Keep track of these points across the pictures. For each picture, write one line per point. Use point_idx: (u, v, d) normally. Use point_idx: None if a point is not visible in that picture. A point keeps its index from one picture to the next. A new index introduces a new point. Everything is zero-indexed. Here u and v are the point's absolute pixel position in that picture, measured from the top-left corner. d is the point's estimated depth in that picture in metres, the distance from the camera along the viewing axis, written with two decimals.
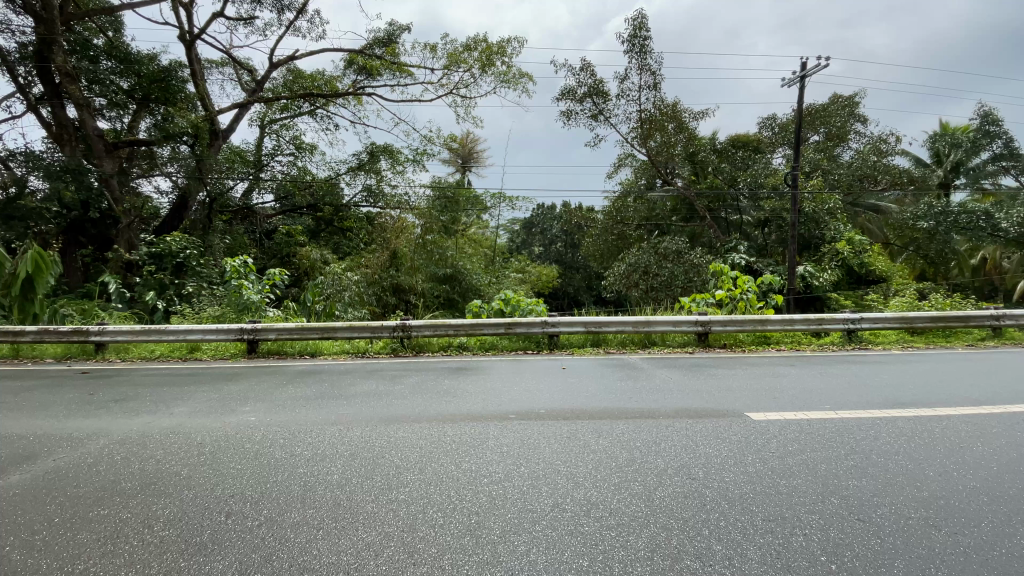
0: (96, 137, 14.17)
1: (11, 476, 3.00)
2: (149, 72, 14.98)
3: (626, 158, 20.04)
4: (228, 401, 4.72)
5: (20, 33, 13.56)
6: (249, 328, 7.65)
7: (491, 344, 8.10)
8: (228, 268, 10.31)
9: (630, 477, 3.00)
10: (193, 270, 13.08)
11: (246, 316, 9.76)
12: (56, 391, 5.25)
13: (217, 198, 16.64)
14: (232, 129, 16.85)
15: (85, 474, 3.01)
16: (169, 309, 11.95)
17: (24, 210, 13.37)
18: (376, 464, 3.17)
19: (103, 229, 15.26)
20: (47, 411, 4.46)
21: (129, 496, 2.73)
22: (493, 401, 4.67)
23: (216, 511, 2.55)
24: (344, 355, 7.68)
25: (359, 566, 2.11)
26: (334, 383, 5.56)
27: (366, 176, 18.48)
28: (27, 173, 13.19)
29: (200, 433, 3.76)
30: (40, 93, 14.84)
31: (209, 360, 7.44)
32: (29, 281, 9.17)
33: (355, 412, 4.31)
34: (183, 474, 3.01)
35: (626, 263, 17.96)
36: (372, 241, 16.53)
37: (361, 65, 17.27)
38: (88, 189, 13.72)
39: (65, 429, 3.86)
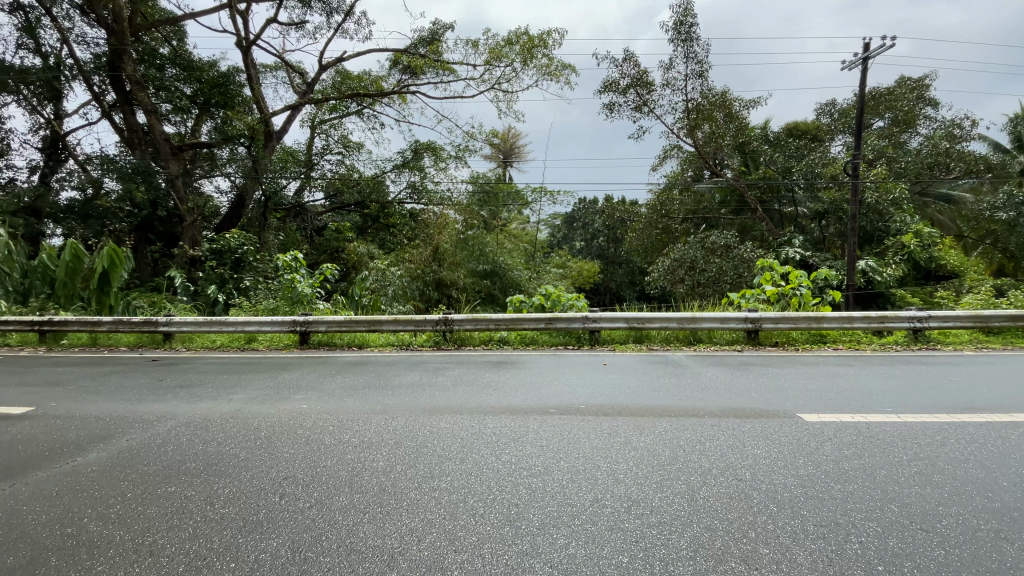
0: (163, 140, 15.08)
1: (90, 453, 3.28)
2: (208, 78, 15.86)
3: (672, 149, 19.43)
4: (282, 389, 4.97)
5: (95, 45, 14.67)
6: (301, 320, 8.00)
7: (531, 339, 8.12)
8: (279, 263, 10.77)
9: (674, 476, 2.93)
10: (250, 266, 13.84)
11: (299, 308, 10.28)
12: (130, 377, 5.70)
13: (272, 196, 17.30)
14: (285, 130, 17.70)
15: (156, 453, 3.26)
16: (228, 302, 12.72)
17: (100, 210, 14.68)
18: (418, 453, 3.26)
19: (168, 227, 16.37)
20: (123, 394, 4.86)
21: (193, 475, 2.93)
22: (532, 396, 4.70)
23: (272, 492, 2.69)
24: (390, 347, 7.92)
25: (403, 550, 2.18)
26: (380, 373, 5.77)
27: (411, 173, 18.90)
28: (103, 175, 14.40)
29: (256, 417, 4.00)
30: (113, 100, 16.01)
31: (265, 350, 7.85)
32: (104, 276, 10.03)
33: (398, 402, 4.44)
34: (241, 456, 3.20)
35: (671, 258, 17.51)
36: (415, 237, 16.78)
37: (406, 65, 17.64)
38: (156, 189, 14.82)
39: (138, 412, 4.19)
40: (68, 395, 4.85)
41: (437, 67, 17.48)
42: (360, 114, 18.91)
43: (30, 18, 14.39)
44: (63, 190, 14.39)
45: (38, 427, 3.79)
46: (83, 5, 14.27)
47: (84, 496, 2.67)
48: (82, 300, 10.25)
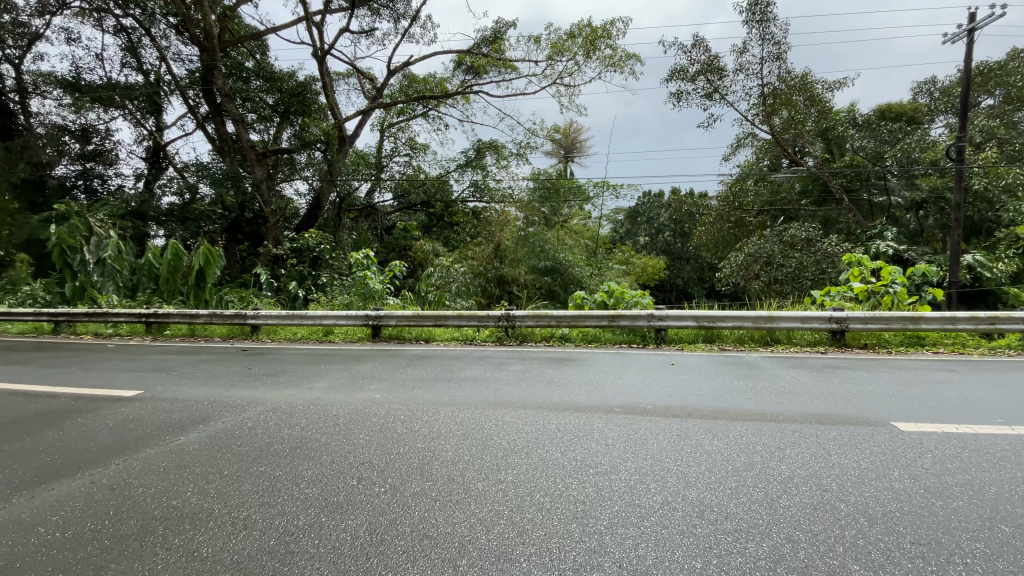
0: (249, 147, 16.33)
1: (193, 432, 3.65)
2: (288, 87, 17.00)
3: (745, 138, 18.39)
4: (357, 379, 5.25)
5: (189, 62, 16.17)
6: (373, 314, 8.40)
7: (594, 337, 8.02)
8: (353, 261, 11.40)
9: (750, 483, 2.79)
10: (326, 263, 14.70)
11: (370, 303, 10.78)
12: (224, 365, 6.25)
13: (346, 198, 18.12)
14: (356, 134, 18.60)
15: (248, 435, 3.57)
16: (307, 297, 13.61)
17: (196, 213, 16.41)
18: (485, 445, 3.32)
19: (254, 228, 17.76)
20: (218, 380, 5.33)
21: (280, 456, 3.16)
22: (597, 394, 4.65)
23: (351, 476, 2.85)
24: (455, 341, 8.13)
25: (472, 539, 2.23)
26: (447, 366, 5.93)
27: (473, 172, 19.27)
28: (198, 181, 15.80)
29: (335, 405, 4.25)
30: (205, 112, 17.55)
31: (340, 342, 8.32)
32: (201, 273, 11.12)
33: (465, 395, 4.55)
34: (322, 441, 3.42)
35: (745, 252, 16.59)
36: (477, 235, 17.07)
37: (469, 65, 17.96)
38: (244, 193, 16.06)
39: (231, 397, 4.60)
40: (174, 380, 5.40)
41: (499, 66, 17.67)
42: (425, 116, 19.52)
43: (133, 39, 16.06)
44: (165, 196, 16.01)
45: (147, 409, 4.24)
46: (178, 26, 15.76)
47: (187, 470, 2.95)
48: (181, 294, 11.34)
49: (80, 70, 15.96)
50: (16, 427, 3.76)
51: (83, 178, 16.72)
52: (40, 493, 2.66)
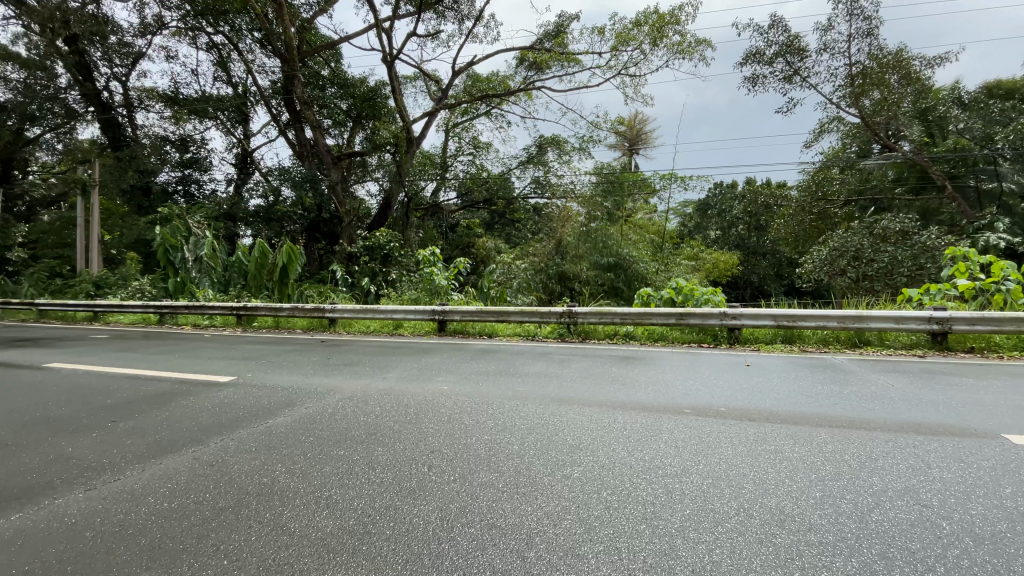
0: (325, 151, 17.34)
1: (280, 416, 3.96)
2: (359, 92, 17.86)
3: (830, 122, 17.02)
4: (425, 371, 5.45)
5: (272, 73, 17.39)
6: (439, 309, 8.65)
7: (661, 335, 7.78)
8: (421, 258, 11.80)
9: (837, 494, 2.60)
10: (396, 261, 15.41)
11: (436, 299, 11.10)
12: (305, 355, 6.70)
13: (413, 197, 18.86)
14: (423, 135, 19.21)
15: (329, 420, 3.81)
16: (377, 292, 14.25)
17: (279, 214, 17.62)
18: (550, 440, 3.33)
19: (331, 227, 18.61)
20: (301, 369, 5.73)
21: (357, 441, 3.35)
22: (664, 393, 4.51)
23: (422, 463, 2.97)
24: (517, 337, 8.19)
25: (539, 532, 2.24)
26: (511, 361, 6.00)
27: (535, 168, 19.27)
28: (281, 185, 17.00)
29: (405, 396, 4.44)
30: (287, 120, 18.84)
31: (409, 336, 8.66)
32: (285, 269, 11.99)
33: (530, 390, 4.59)
34: (395, 428, 3.59)
35: (829, 246, 15.36)
36: (539, 231, 17.05)
37: (531, 61, 17.97)
38: (321, 195, 17.13)
39: (313, 384, 4.93)
40: (262, 367, 5.87)
41: (562, 60, 17.54)
42: (488, 115, 19.79)
43: (223, 54, 17.51)
44: (252, 199, 17.53)
45: (241, 393, 4.63)
46: (262, 40, 17.00)
47: (275, 451, 3.19)
48: (267, 289, 12.27)
49: (180, 86, 17.64)
50: (134, 405, 4.24)
51: (181, 185, 18.63)
52: (154, 464, 2.98)
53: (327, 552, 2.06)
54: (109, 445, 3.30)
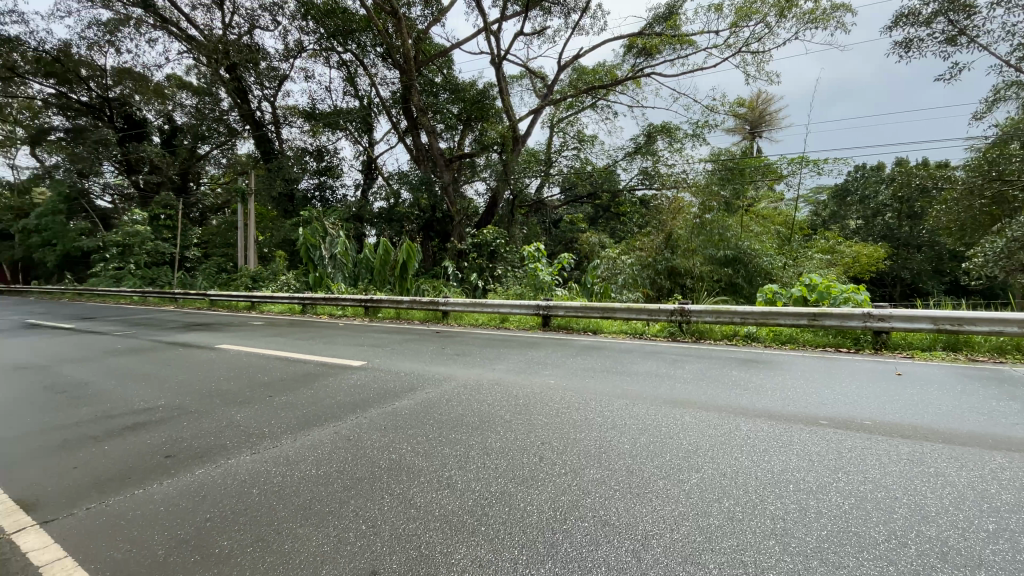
0: (439, 154, 18.37)
1: (403, 399, 4.30)
2: (469, 96, 18.47)
3: (1010, 88, 14.03)
4: (533, 365, 5.56)
5: (392, 84, 18.82)
6: (544, 304, 8.72)
7: (788, 337, 7.09)
8: (526, 253, 11.97)
9: (1022, 529, 2.16)
10: (502, 257, 15.93)
11: (540, 294, 11.23)
12: (422, 344, 7.21)
13: (518, 194, 19.17)
14: (529, 133, 19.56)
15: (446, 405, 4.06)
16: (484, 287, 14.86)
17: (399, 214, 19.01)
18: (665, 443, 3.21)
19: (444, 226, 19.70)
20: (418, 357, 6.18)
21: (472, 427, 3.52)
22: (794, 402, 4.10)
23: (533, 454, 3.03)
24: (624, 334, 8.00)
25: (657, 535, 2.17)
26: (619, 359, 5.88)
27: (643, 159, 18.59)
28: (400, 188, 18.35)
29: (515, 387, 4.57)
30: (404, 126, 20.25)
31: (515, 330, 8.87)
32: (404, 265, 12.95)
33: (642, 389, 4.46)
34: (506, 418, 3.71)
35: (1007, 236, 12.77)
36: (647, 224, 16.41)
37: (641, 48, 17.34)
38: (435, 196, 18.23)
39: (429, 371, 5.30)
40: (386, 354, 6.44)
41: (673, 44, 16.64)
42: (594, 107, 19.48)
43: (351, 71, 19.33)
44: (375, 201, 19.15)
45: (369, 376, 5.12)
46: (383, 54, 18.46)
47: (402, 431, 3.48)
48: (389, 284, 13.40)
49: (316, 102, 19.83)
50: (285, 383, 4.89)
51: (318, 190, 20.74)
52: (303, 435, 3.41)
53: (450, 528, 2.20)
54: (267, 416, 3.85)
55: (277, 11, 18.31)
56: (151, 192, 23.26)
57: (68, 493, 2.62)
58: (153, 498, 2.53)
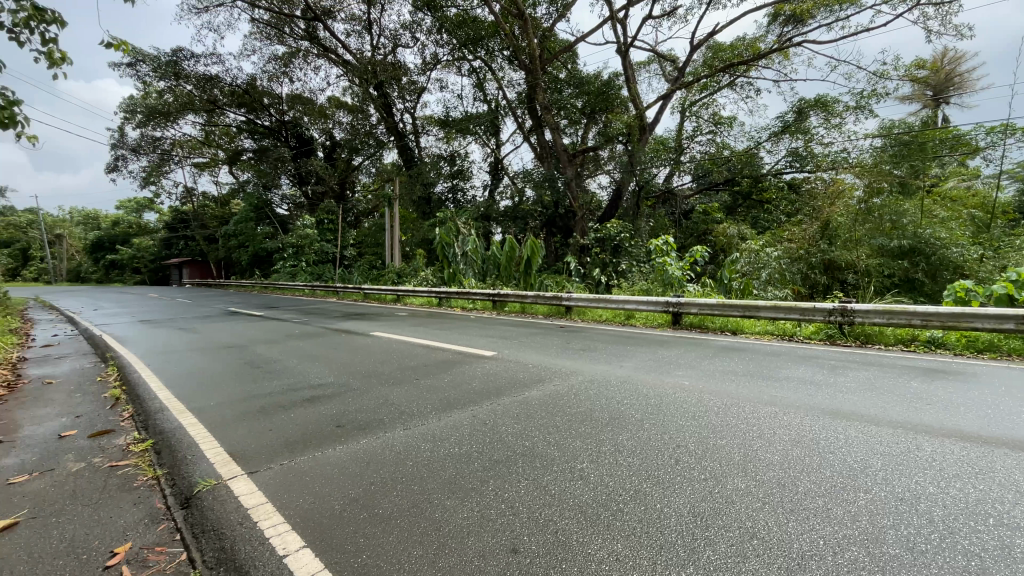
0: (563, 150, 18.44)
1: (533, 390, 4.43)
2: (594, 88, 18.16)
3: None
4: (663, 364, 5.32)
5: (517, 84, 19.34)
6: (674, 301, 8.29)
7: (988, 344, 5.84)
8: (654, 247, 11.47)
9: None
10: (626, 251, 15.44)
11: (670, 290, 10.68)
12: (547, 338, 7.34)
13: (645, 186, 18.32)
14: (657, 121, 18.75)
15: (575, 399, 4.10)
16: (609, 283, 14.57)
17: (523, 212, 19.47)
18: (822, 457, 2.86)
19: (567, 221, 19.78)
20: (546, 350, 6.31)
21: (603, 423, 3.50)
22: (1000, 422, 3.36)
23: (667, 455, 2.93)
24: (767, 336, 7.26)
25: (814, 556, 1.95)
26: (763, 362, 5.35)
27: (792, 139, 16.63)
28: (525, 186, 18.72)
29: (645, 386, 4.44)
30: (529, 125, 20.67)
31: (643, 327, 8.57)
32: (529, 261, 13.26)
33: (791, 396, 4.03)
34: (638, 416, 3.62)
35: None
36: (796, 212, 14.67)
37: (789, 15, 15.49)
38: (558, 191, 18.32)
39: (556, 365, 5.38)
40: (514, 346, 6.69)
41: (832, 5, 14.54)
42: (732, 86, 17.94)
43: (480, 76, 20.29)
44: (502, 200, 19.87)
45: (500, 366, 5.37)
46: (509, 57, 19.03)
47: (533, 420, 3.60)
48: (514, 280, 13.86)
49: (449, 109, 21.20)
50: (427, 369, 5.35)
51: (451, 193, 22.33)
52: (445, 416, 3.71)
53: (586, 519, 2.22)
54: (413, 397, 4.25)
55: (416, 29, 19.93)
56: (316, 200, 26.99)
57: (266, 451, 3.18)
58: (328, 461, 2.96)
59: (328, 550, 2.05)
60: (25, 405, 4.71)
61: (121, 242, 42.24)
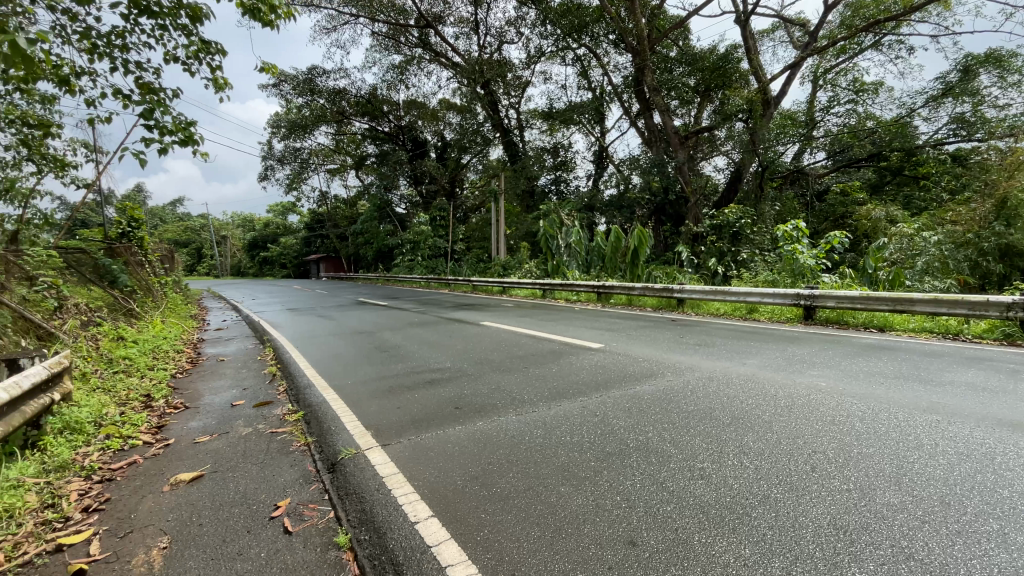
0: (673, 133, 17.56)
1: (646, 384, 4.29)
2: (709, 64, 16.90)
3: None
4: (794, 362, 4.84)
5: (623, 68, 18.72)
6: (806, 294, 7.48)
7: None
8: (781, 234, 10.43)
9: None
10: (747, 238, 14.24)
11: (801, 282, 9.66)
12: (659, 331, 7.07)
13: (769, 166, 16.73)
14: (783, 94, 16.95)
15: (692, 396, 3.90)
16: (726, 273, 13.55)
17: (630, 201, 18.79)
18: (1004, 476, 2.40)
19: (678, 208, 18.76)
20: (658, 344, 6.08)
21: (725, 423, 3.28)
22: None
23: (801, 461, 2.66)
24: (925, 334, 6.25)
25: None
26: (920, 364, 4.62)
27: (959, 102, 14.04)
28: (632, 173, 18.04)
29: (772, 385, 4.08)
30: (636, 109, 19.90)
31: (767, 322, 7.87)
32: (636, 251, 12.82)
33: (961, 404, 3.43)
34: (765, 418, 3.34)
35: None
36: (966, 188, 12.40)
37: None
38: (668, 176, 17.46)
39: (670, 359, 5.15)
40: (625, 339, 6.54)
41: None
42: (878, 46, 15.60)
43: (585, 64, 19.95)
44: (607, 190, 19.33)
45: (609, 359, 5.28)
46: (616, 40, 18.45)
47: (646, 415, 3.49)
48: (620, 271, 13.50)
49: (553, 101, 21.17)
50: (536, 358, 5.46)
51: (555, 185, 22.36)
52: (556, 405, 3.75)
53: (709, 520, 2.10)
54: (525, 385, 4.37)
55: (520, 24, 20.16)
56: (430, 198, 28.70)
57: (395, 426, 3.49)
58: (448, 439, 3.15)
59: (452, 521, 2.19)
60: (205, 378, 5.68)
61: (270, 241, 48.77)
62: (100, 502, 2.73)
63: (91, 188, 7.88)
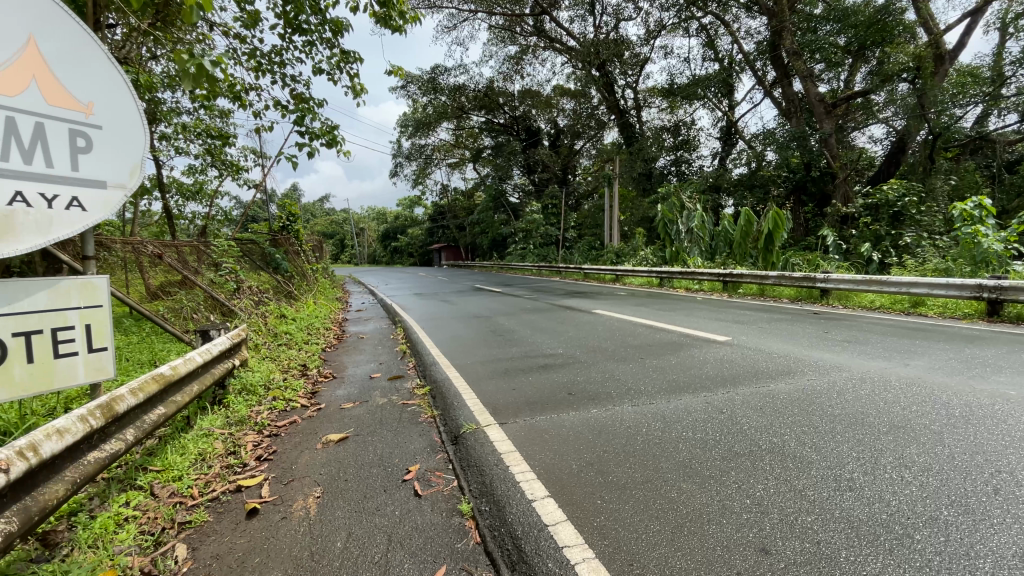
0: (817, 101, 15.66)
1: (779, 382, 3.90)
2: (864, 18, 13.97)
3: None
4: (975, 366, 4.03)
5: (756, 33, 16.97)
6: (991, 285, 6.16)
7: None
8: (956, 213, 8.71)
9: None
10: (911, 219, 12.15)
11: (985, 271, 8.04)
12: (797, 325, 6.35)
13: (943, 132, 14.05)
14: (964, 45, 14.06)
15: (837, 398, 3.46)
16: (883, 261, 11.71)
17: (763, 179, 17.02)
18: None
19: (821, 186, 16.57)
20: (795, 339, 5.47)
21: (881, 430, 2.86)
22: None
23: (980, 481, 2.22)
24: None
25: None
26: None
27: None
28: (765, 149, 16.27)
29: (944, 391, 3.45)
30: (772, 78, 17.93)
31: (937, 318, 6.67)
32: (770, 236, 11.64)
33: None
34: (933, 427, 2.85)
35: None
36: None
37: None
38: (810, 151, 15.54)
39: (812, 357, 4.60)
40: (757, 332, 5.98)
41: None
42: None
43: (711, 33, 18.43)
44: (736, 168, 17.55)
45: (736, 353, 4.89)
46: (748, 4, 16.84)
47: (782, 416, 3.17)
48: (751, 258, 12.41)
49: (674, 77, 19.88)
50: (654, 349, 5.24)
51: (675, 166, 20.94)
52: (675, 398, 3.57)
53: (858, 537, 1.86)
54: (642, 375, 4.23)
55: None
56: (543, 185, 28.88)
57: (513, 407, 3.60)
58: (565, 423, 3.18)
59: (569, 504, 2.21)
60: (348, 352, 6.40)
61: (399, 231, 53.08)
62: (268, 453, 3.23)
63: (258, 187, 9.24)
